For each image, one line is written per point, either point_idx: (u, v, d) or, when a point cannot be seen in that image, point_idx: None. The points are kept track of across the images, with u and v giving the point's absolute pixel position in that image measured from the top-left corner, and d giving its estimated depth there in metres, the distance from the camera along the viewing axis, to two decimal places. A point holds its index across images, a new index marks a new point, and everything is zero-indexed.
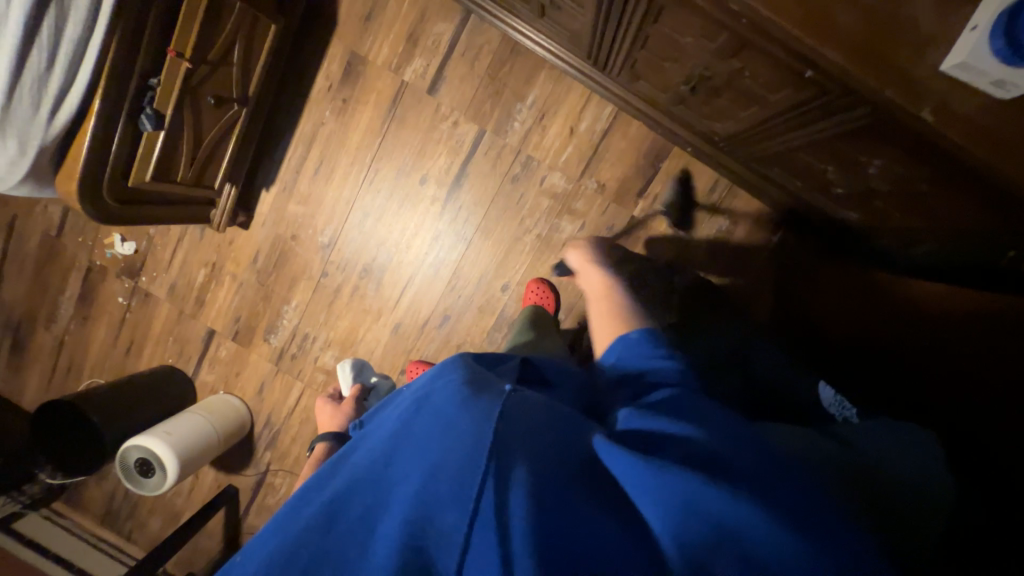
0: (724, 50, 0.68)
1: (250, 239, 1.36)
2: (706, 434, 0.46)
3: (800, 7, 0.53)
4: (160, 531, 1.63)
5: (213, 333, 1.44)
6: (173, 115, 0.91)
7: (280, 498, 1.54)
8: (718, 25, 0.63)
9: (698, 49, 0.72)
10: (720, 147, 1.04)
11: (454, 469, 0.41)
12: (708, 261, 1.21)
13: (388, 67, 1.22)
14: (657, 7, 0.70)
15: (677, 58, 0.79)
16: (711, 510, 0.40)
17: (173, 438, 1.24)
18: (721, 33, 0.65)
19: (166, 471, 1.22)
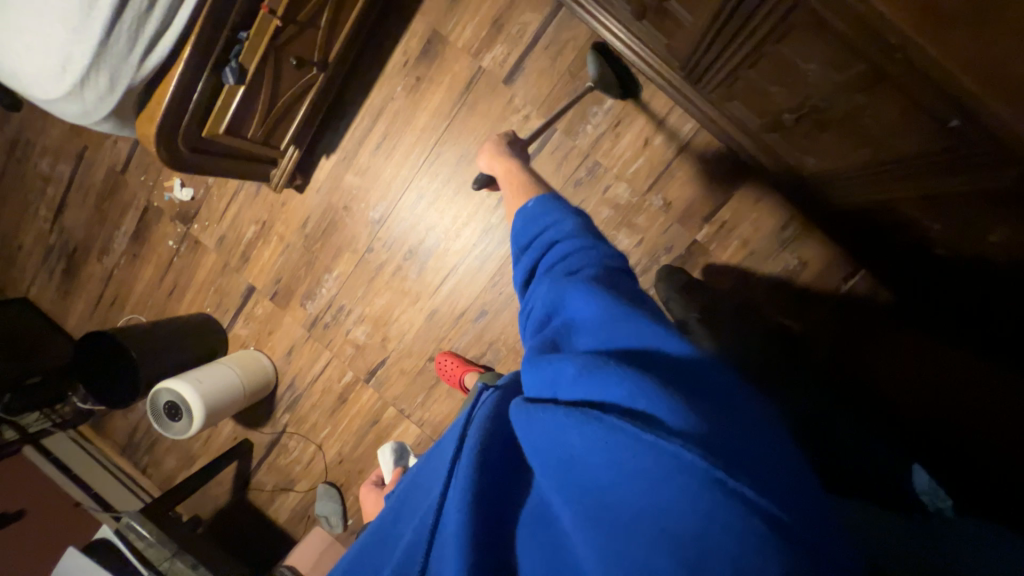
0: (851, 83, 0.62)
1: (303, 204, 1.37)
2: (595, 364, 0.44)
3: (973, 48, 0.46)
4: (174, 471, 1.67)
5: (253, 289, 1.46)
6: (256, 71, 0.90)
7: (292, 461, 1.56)
8: (855, 55, 0.57)
9: (821, 78, 0.66)
10: (810, 187, 0.97)
11: (436, 490, 0.47)
12: (770, 300, 1.14)
13: (468, 50, 1.19)
14: (784, 27, 0.64)
15: (789, 85, 0.73)
16: (578, 455, 0.40)
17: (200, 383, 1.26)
18: (855, 65, 0.59)
19: (192, 413, 1.22)
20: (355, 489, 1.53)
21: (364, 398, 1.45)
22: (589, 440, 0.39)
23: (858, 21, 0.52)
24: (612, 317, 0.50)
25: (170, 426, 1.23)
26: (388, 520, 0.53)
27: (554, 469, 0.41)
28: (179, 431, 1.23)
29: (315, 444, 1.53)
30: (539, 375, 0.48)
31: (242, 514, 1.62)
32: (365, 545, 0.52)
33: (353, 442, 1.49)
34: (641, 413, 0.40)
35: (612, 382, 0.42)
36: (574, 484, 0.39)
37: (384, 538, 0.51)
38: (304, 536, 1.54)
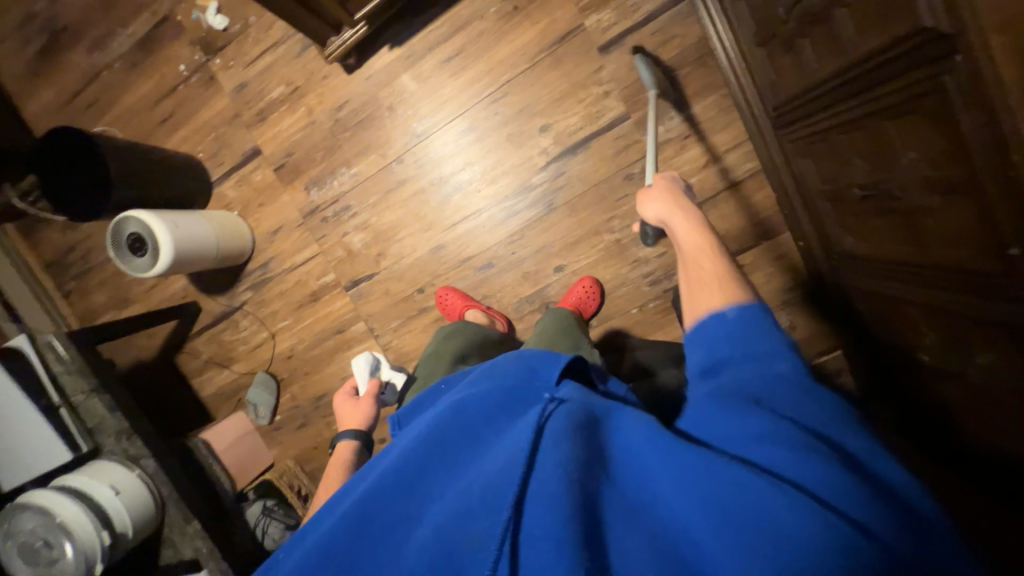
0: (934, 183, 0.67)
1: (346, 86, 1.26)
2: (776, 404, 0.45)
3: None
4: (100, 308, 1.53)
5: (258, 153, 1.34)
6: None
7: (237, 340, 1.48)
8: (955, 157, 0.61)
9: (911, 168, 0.69)
10: (831, 260, 1.04)
11: (478, 475, 0.47)
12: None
13: (576, 1, 1.13)
14: (902, 109, 0.67)
15: (876, 162, 0.77)
16: (732, 499, 0.37)
17: (167, 215, 1.15)
18: (949, 167, 0.63)
19: (160, 242, 1.11)
20: (294, 389, 1.49)
21: (337, 306, 1.40)
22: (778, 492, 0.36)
23: (986, 121, 0.54)
24: (792, 366, 0.48)
25: (132, 261, 1.12)
26: (402, 477, 0.50)
27: (690, 494, 0.39)
28: (145, 264, 1.12)
29: (268, 332, 1.46)
30: (715, 415, 0.47)
31: (165, 375, 1.53)
32: (375, 496, 0.49)
33: (309, 343, 1.44)
34: (826, 485, 0.37)
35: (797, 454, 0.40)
36: (736, 518, 0.36)
37: (404, 498, 0.49)
38: (226, 416, 1.49)
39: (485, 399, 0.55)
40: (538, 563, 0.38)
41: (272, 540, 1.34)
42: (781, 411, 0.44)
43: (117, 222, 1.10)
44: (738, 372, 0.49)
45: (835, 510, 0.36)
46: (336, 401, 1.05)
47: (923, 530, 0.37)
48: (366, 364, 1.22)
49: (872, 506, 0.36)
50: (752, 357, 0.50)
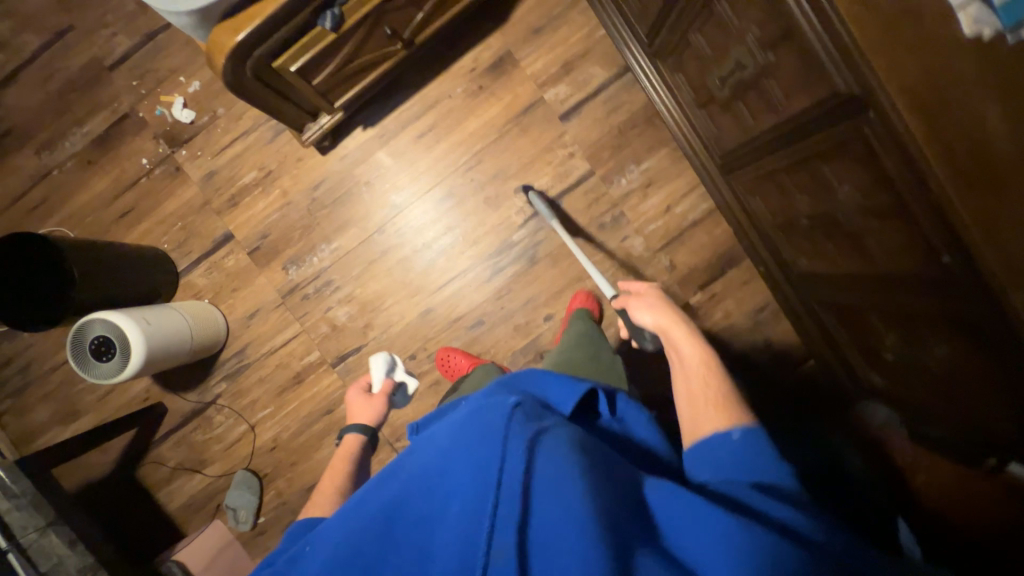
0: (870, 208, 0.79)
1: (321, 166, 1.29)
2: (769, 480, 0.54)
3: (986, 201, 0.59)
4: (42, 425, 1.35)
5: (231, 238, 1.31)
6: (352, 27, 0.90)
7: (211, 438, 1.36)
8: (885, 188, 0.74)
9: (849, 198, 0.82)
10: (789, 280, 1.17)
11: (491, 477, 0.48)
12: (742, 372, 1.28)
13: (535, 79, 1.27)
14: (831, 153, 0.81)
15: (817, 195, 0.90)
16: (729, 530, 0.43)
17: (131, 311, 1.06)
18: (881, 195, 0.75)
19: (130, 341, 1.03)
20: (279, 483, 1.36)
21: (324, 385, 1.34)
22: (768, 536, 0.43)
23: (903, 159, 0.66)
24: (777, 453, 0.57)
25: (97, 368, 1.03)
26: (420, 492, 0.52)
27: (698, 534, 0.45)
28: (114, 367, 1.03)
29: (247, 424, 1.35)
30: (709, 462, 0.59)
31: (123, 492, 1.34)
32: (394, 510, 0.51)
33: (295, 429, 1.35)
34: (797, 521, 0.47)
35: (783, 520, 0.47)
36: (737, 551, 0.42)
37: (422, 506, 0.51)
38: (200, 528, 1.32)
39: (502, 412, 0.56)
40: (554, 573, 0.41)
41: None
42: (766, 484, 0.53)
43: (79, 329, 1.01)
44: (727, 461, 0.58)
45: (800, 535, 0.45)
46: (351, 392, 1.07)
47: (868, 548, 0.48)
48: (382, 367, 1.23)
49: (818, 526, 0.47)
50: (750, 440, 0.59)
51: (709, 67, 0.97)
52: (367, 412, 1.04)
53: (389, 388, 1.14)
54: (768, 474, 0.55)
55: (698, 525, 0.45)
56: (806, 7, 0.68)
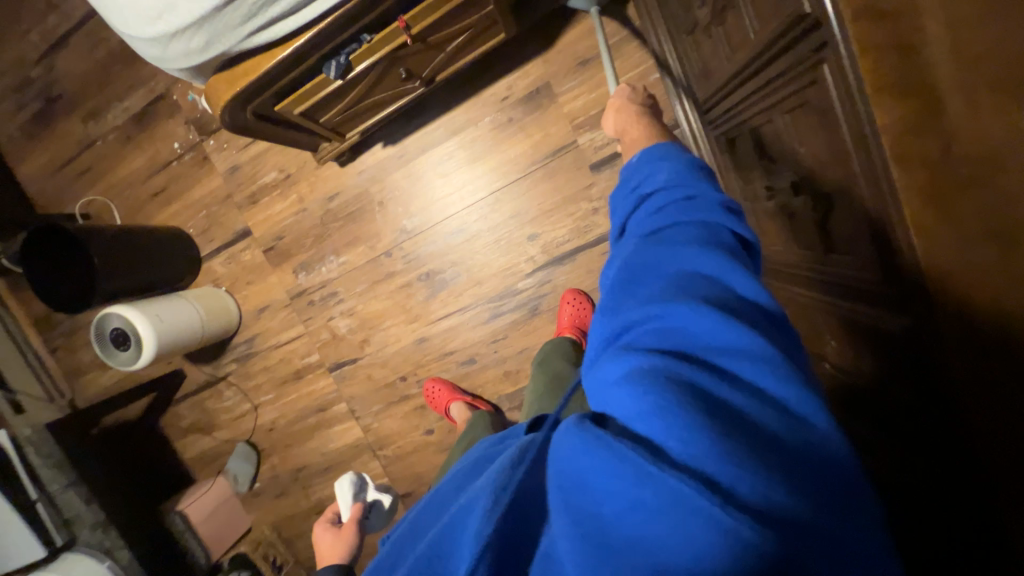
0: None
1: (338, 178, 1.27)
2: (660, 345, 0.39)
3: None
4: (87, 366, 1.54)
5: (249, 234, 1.35)
6: (361, 74, 0.82)
7: (221, 408, 1.50)
8: None
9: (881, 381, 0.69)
10: None
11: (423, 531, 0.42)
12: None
13: (571, 118, 1.13)
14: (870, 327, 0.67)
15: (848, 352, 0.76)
16: (602, 504, 0.33)
17: (144, 306, 1.15)
18: None
19: (142, 337, 1.12)
20: (275, 460, 1.50)
21: (320, 386, 1.42)
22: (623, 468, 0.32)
23: None
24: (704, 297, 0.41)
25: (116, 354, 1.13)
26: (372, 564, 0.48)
27: (573, 506, 0.34)
28: (129, 358, 1.13)
29: (251, 404, 1.47)
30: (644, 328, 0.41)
31: (148, 436, 1.54)
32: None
33: (291, 418, 1.46)
34: (705, 460, 0.31)
35: (686, 404, 0.33)
36: (594, 529, 0.32)
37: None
38: (206, 482, 1.51)
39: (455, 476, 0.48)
40: None
41: None
42: (654, 349, 0.39)
43: (98, 318, 1.12)
44: (670, 237, 0.50)
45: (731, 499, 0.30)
46: (315, 535, 1.07)
47: (801, 475, 0.32)
48: (346, 489, 1.17)
49: (749, 471, 0.30)
50: (666, 249, 0.48)
51: (759, 167, 0.81)
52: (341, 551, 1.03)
53: (357, 516, 1.12)
54: (658, 338, 0.40)
55: (565, 484, 0.35)
56: (865, 169, 0.53)
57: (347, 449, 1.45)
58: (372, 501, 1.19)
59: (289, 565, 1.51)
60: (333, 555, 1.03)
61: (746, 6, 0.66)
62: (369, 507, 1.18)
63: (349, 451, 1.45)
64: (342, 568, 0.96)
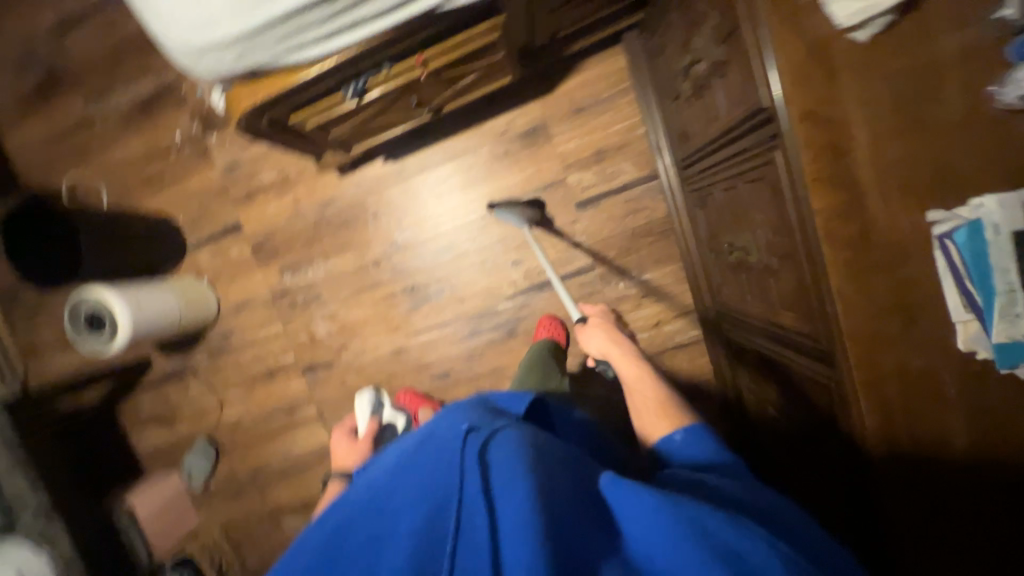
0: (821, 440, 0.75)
1: (336, 187, 1.32)
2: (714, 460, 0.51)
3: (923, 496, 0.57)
4: (46, 344, 1.50)
5: (239, 229, 1.37)
6: (375, 97, 0.89)
7: (184, 401, 1.47)
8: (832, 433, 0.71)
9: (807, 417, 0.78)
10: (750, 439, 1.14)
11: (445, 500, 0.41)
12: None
13: (562, 158, 1.23)
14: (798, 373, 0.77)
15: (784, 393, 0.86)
16: (692, 523, 0.37)
17: (122, 287, 1.15)
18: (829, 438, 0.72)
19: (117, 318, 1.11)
20: (233, 459, 1.48)
21: (291, 386, 1.43)
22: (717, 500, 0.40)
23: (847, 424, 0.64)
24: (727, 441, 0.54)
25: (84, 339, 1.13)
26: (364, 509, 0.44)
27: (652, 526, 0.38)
28: (102, 339, 1.12)
29: (216, 399, 1.46)
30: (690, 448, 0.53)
31: (102, 422, 1.50)
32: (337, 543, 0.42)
33: (257, 417, 1.45)
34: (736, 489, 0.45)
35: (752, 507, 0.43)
36: (702, 538, 0.36)
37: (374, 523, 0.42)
38: (158, 475, 1.47)
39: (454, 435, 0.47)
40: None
41: None
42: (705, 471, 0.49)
43: (74, 297, 1.12)
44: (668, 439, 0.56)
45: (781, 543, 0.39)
46: (334, 440, 1.09)
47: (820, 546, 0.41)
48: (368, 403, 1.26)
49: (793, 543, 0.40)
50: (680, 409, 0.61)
51: (724, 225, 0.92)
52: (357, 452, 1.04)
53: (373, 432, 1.12)
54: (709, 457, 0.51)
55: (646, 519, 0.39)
56: (801, 241, 0.63)
57: (310, 453, 1.45)
58: (384, 423, 1.21)
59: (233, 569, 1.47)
60: (348, 461, 1.05)
61: (719, 88, 0.77)
62: (382, 428, 1.18)
63: (312, 455, 1.44)
64: (352, 479, 0.96)
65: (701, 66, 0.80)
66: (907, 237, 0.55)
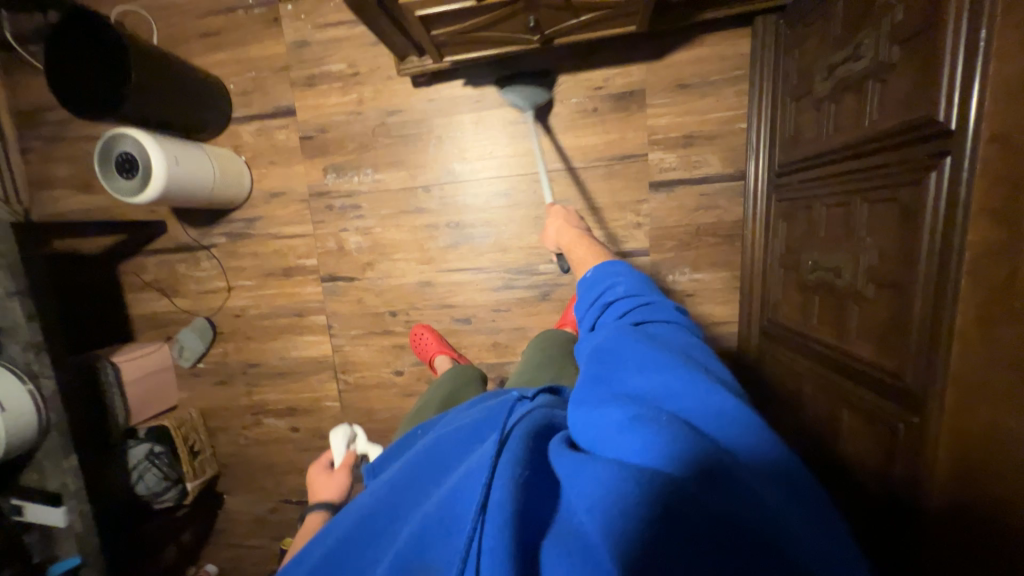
0: (864, 460, 0.75)
1: (405, 98, 1.23)
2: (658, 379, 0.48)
3: None
4: (57, 180, 1.40)
5: (292, 114, 1.28)
6: (496, 3, 0.80)
7: (191, 276, 1.41)
8: (885, 455, 0.70)
9: (853, 435, 0.78)
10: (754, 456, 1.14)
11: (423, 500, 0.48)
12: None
13: (650, 132, 1.16)
14: (858, 397, 0.76)
15: (827, 411, 0.85)
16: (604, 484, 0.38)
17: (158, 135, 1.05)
18: (879, 458, 0.71)
19: (151, 164, 1.03)
20: (229, 348, 1.44)
21: (306, 291, 1.37)
22: (650, 418, 0.43)
23: (913, 447, 0.63)
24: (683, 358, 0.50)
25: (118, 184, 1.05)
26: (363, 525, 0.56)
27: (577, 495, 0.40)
28: (132, 186, 1.04)
29: (226, 284, 1.40)
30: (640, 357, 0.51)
31: (101, 276, 1.43)
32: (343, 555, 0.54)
33: (263, 312, 1.40)
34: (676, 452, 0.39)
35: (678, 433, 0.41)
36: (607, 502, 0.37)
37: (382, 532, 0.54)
38: (148, 344, 1.42)
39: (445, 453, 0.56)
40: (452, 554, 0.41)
41: (145, 487, 1.31)
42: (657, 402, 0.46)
43: (107, 135, 1.03)
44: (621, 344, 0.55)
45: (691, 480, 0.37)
46: (308, 478, 0.86)
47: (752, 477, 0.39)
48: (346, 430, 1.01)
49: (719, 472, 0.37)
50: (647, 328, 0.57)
51: (813, 243, 0.88)
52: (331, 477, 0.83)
53: (352, 459, 0.92)
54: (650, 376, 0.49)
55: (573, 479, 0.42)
56: (932, 264, 0.59)
57: (308, 362, 1.41)
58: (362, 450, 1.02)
59: (204, 454, 1.46)
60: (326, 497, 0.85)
61: (872, 93, 0.71)
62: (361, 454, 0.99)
63: (310, 364, 1.41)
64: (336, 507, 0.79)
65: (855, 66, 0.74)
66: (987, 290, 0.53)
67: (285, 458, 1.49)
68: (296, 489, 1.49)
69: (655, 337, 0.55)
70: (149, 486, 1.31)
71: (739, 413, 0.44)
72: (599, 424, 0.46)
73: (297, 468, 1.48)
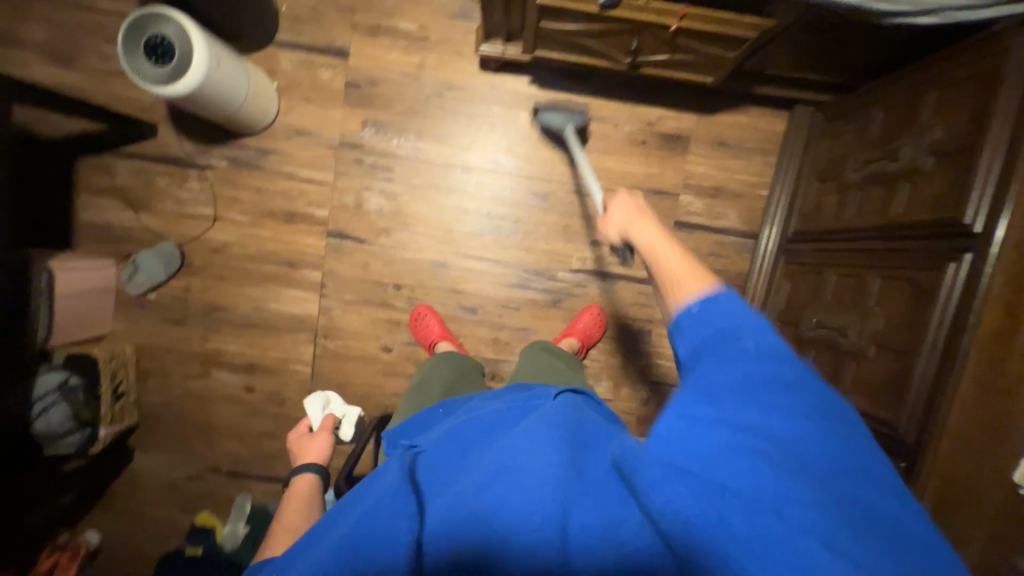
0: None
1: (468, 77, 1.23)
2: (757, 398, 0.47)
3: None
4: (29, 42, 1.18)
5: (344, 56, 1.21)
6: (613, 18, 0.85)
7: (171, 194, 1.24)
8: None
9: None
10: None
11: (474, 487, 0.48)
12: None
13: (685, 176, 1.27)
14: None
15: None
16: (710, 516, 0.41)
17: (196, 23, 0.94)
18: None
19: (187, 51, 0.91)
20: (193, 283, 1.26)
21: (304, 242, 1.26)
22: (741, 444, 0.44)
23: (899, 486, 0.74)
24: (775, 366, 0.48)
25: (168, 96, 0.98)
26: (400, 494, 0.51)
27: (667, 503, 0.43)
28: (161, 72, 0.91)
29: (212, 212, 1.24)
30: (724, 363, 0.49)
31: (53, 165, 1.20)
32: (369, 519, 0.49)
33: (247, 253, 1.26)
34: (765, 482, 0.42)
35: (764, 457, 0.43)
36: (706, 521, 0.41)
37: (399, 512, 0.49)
38: (93, 257, 1.20)
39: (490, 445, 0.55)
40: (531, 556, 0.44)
41: (46, 423, 1.06)
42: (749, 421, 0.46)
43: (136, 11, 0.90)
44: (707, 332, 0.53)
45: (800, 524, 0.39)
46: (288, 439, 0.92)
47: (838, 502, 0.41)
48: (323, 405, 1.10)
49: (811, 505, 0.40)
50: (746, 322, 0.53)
51: (818, 304, 1.01)
52: (318, 443, 0.89)
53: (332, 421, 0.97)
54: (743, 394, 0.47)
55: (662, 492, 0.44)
56: (943, 333, 0.71)
57: (285, 318, 1.28)
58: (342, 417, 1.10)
59: (126, 399, 1.25)
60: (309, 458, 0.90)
61: (901, 190, 0.85)
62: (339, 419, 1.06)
63: (287, 321, 1.28)
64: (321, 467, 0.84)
65: (890, 165, 0.89)
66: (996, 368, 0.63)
67: (226, 420, 1.31)
68: (229, 457, 1.32)
69: (763, 356, 0.49)
70: (51, 424, 1.06)
71: (846, 455, 0.44)
72: (692, 437, 0.46)
73: (237, 433, 1.31)
